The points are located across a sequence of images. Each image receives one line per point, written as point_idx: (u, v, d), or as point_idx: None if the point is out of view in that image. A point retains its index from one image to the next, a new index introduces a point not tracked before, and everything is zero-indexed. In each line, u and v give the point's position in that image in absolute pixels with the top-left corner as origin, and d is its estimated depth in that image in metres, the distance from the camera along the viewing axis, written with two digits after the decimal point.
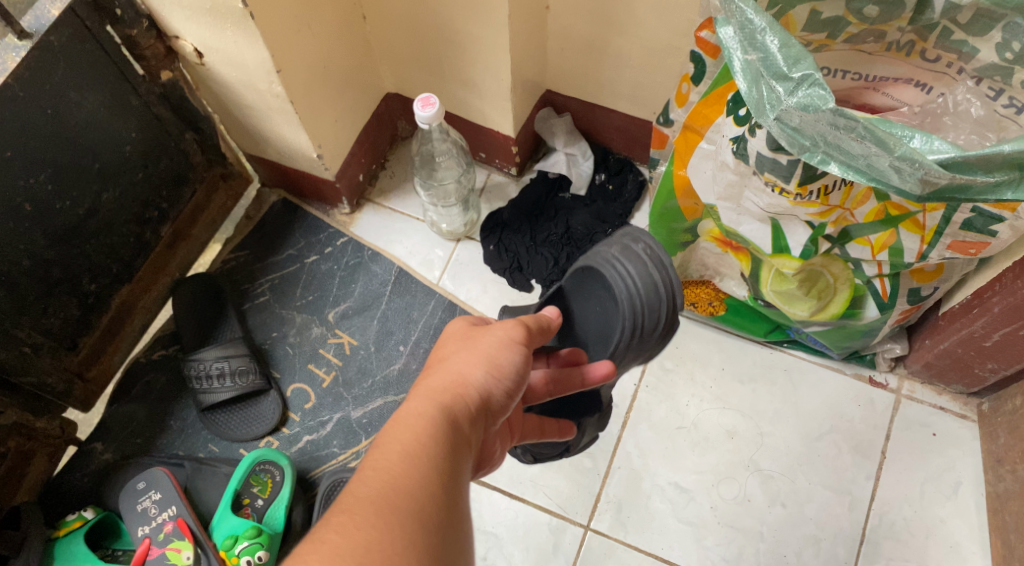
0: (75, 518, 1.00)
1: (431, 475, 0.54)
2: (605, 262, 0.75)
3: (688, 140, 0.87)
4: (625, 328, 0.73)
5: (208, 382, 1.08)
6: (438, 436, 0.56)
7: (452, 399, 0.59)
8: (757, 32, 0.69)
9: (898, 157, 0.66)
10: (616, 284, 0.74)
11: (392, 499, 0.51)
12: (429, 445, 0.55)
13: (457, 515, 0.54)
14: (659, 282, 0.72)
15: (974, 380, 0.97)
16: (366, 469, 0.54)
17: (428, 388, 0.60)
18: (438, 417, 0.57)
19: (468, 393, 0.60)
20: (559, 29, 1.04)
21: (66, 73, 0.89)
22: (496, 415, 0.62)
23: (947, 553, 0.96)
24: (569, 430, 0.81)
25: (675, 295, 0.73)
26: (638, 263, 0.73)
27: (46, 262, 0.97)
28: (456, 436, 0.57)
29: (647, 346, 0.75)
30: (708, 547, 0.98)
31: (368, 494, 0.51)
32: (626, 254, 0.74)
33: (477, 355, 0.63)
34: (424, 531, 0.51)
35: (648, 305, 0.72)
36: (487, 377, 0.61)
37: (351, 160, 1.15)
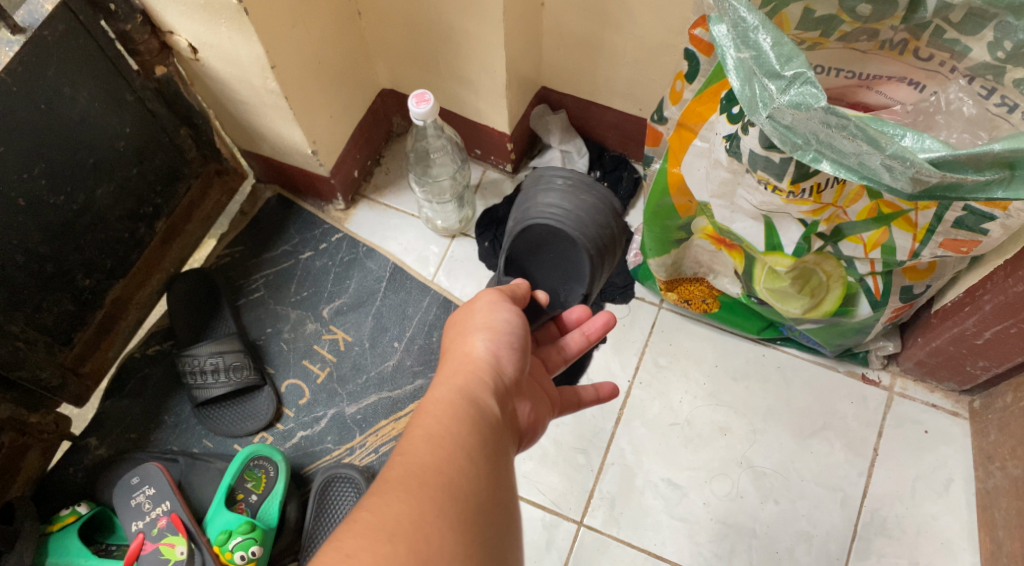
0: (68, 513, 1.00)
1: (456, 449, 0.55)
2: (540, 215, 0.93)
3: (682, 137, 0.87)
4: (592, 250, 0.91)
5: (202, 377, 1.08)
6: (457, 411, 0.58)
7: (462, 375, 0.61)
8: (749, 30, 0.70)
9: (890, 155, 0.66)
10: (562, 222, 0.92)
11: (420, 474, 0.52)
12: (450, 422, 0.56)
13: (488, 480, 0.55)
14: (596, 207, 0.93)
15: (966, 377, 0.98)
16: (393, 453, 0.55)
17: (442, 374, 0.63)
18: (455, 397, 0.59)
19: (479, 368, 0.62)
20: (554, 26, 1.05)
21: (60, 68, 0.89)
22: (513, 382, 0.64)
23: (938, 549, 0.96)
24: (610, 392, 0.83)
25: (607, 205, 0.94)
26: (575, 200, 0.93)
27: (40, 257, 0.97)
28: (476, 409, 0.58)
29: (612, 254, 0.93)
30: (701, 543, 0.99)
31: (398, 472, 0.53)
32: (559, 199, 0.93)
33: (473, 330, 0.66)
34: (456, 497, 0.52)
35: (599, 225, 0.93)
36: (492, 346, 0.64)
37: (345, 156, 1.15)
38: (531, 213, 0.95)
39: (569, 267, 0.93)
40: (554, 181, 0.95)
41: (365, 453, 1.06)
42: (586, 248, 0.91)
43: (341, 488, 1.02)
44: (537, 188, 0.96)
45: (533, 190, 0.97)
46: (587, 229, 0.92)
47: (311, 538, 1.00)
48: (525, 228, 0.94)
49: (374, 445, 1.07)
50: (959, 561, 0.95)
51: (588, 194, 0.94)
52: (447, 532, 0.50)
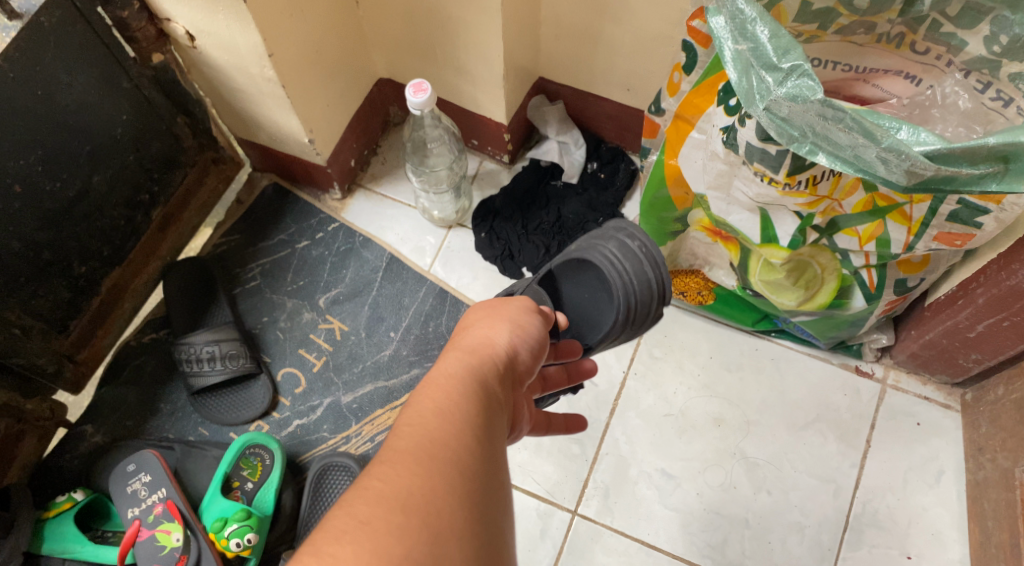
0: (64, 500, 1.00)
1: (465, 426, 0.54)
2: (601, 249, 0.84)
3: (678, 129, 0.87)
4: (621, 313, 0.81)
5: (198, 365, 1.08)
6: (468, 389, 0.57)
7: (478, 356, 0.61)
8: (747, 22, 0.70)
9: (885, 148, 0.66)
10: (612, 270, 0.82)
11: (429, 447, 0.52)
12: (462, 399, 0.56)
13: (493, 464, 0.54)
14: (652, 277, 0.82)
15: (959, 370, 0.99)
16: (399, 425, 0.54)
17: (458, 350, 0.62)
18: (467, 375, 0.58)
19: (496, 355, 0.62)
20: (552, 16, 1.04)
21: (57, 55, 0.89)
22: (520, 379, 0.64)
23: (928, 540, 0.97)
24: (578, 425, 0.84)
25: (663, 287, 0.83)
26: (634, 254, 0.83)
27: (36, 244, 0.97)
28: (486, 393, 0.58)
29: (637, 328, 0.85)
30: (693, 532, 1.00)
31: (407, 444, 0.52)
32: (621, 248, 0.83)
33: (501, 320, 0.65)
34: (463, 475, 0.51)
35: (643, 295, 0.82)
36: (513, 338, 0.64)
37: (342, 145, 1.15)
38: (587, 246, 0.85)
39: (592, 314, 0.84)
40: (630, 232, 0.85)
41: (361, 442, 1.07)
42: (619, 307, 0.81)
43: (336, 476, 1.02)
44: (607, 233, 0.86)
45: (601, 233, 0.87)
46: (631, 290, 0.82)
47: (306, 526, 1.01)
48: (576, 254, 0.85)
49: (369, 434, 1.07)
50: (949, 552, 0.96)
51: (652, 255, 0.83)
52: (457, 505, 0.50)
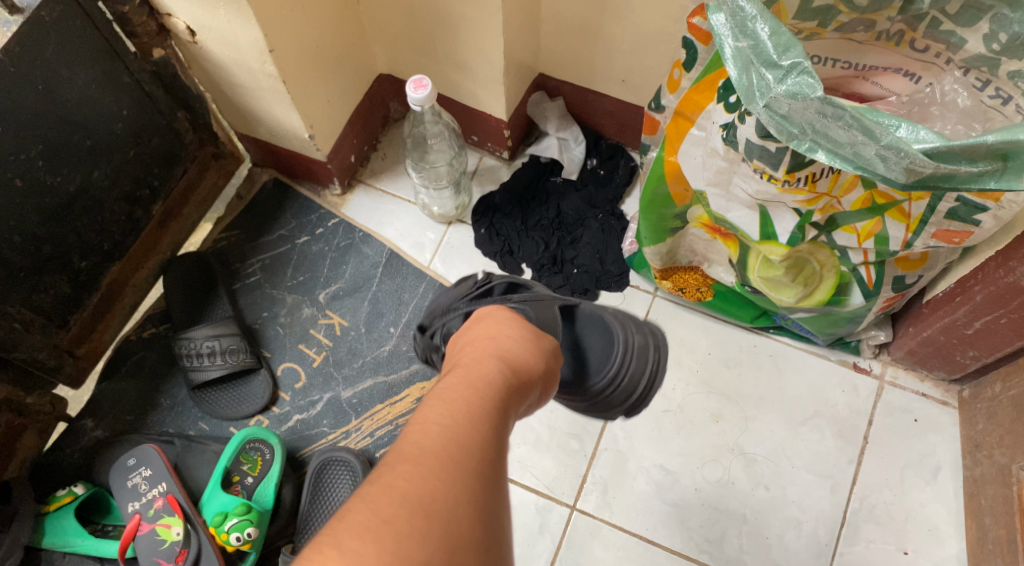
0: (65, 493, 1.00)
1: (486, 436, 0.59)
2: (632, 328, 0.84)
3: (678, 126, 0.87)
4: (601, 384, 0.80)
5: (198, 360, 1.08)
6: (500, 398, 0.62)
7: (519, 370, 0.66)
8: (747, 20, 0.70)
9: (885, 145, 0.66)
10: (612, 360, 0.81)
11: (453, 453, 0.56)
12: (493, 408, 0.61)
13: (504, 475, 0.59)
14: (643, 374, 0.82)
15: (956, 366, 0.99)
16: (424, 427, 0.58)
17: (505, 354, 0.67)
18: (501, 381, 0.64)
19: (533, 374, 0.67)
20: (552, 12, 1.04)
21: (58, 49, 0.89)
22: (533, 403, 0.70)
23: (925, 536, 0.98)
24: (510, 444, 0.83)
25: (643, 403, 0.84)
26: (646, 359, 0.82)
27: (36, 239, 0.97)
28: (506, 410, 0.63)
29: (604, 410, 0.84)
30: (691, 528, 1.00)
31: (431, 450, 0.56)
32: (625, 348, 0.82)
33: (548, 350, 0.71)
34: (479, 483, 0.56)
35: (629, 385, 0.81)
36: (550, 369, 0.69)
37: (342, 141, 1.15)
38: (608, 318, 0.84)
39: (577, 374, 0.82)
40: (644, 334, 0.84)
41: (360, 437, 1.07)
42: (604, 378, 0.80)
43: (336, 471, 1.03)
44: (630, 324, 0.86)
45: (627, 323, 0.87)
46: (618, 389, 0.81)
47: (306, 520, 1.01)
48: (609, 313, 0.84)
49: (369, 429, 1.08)
50: (946, 548, 0.97)
51: (652, 375, 0.83)
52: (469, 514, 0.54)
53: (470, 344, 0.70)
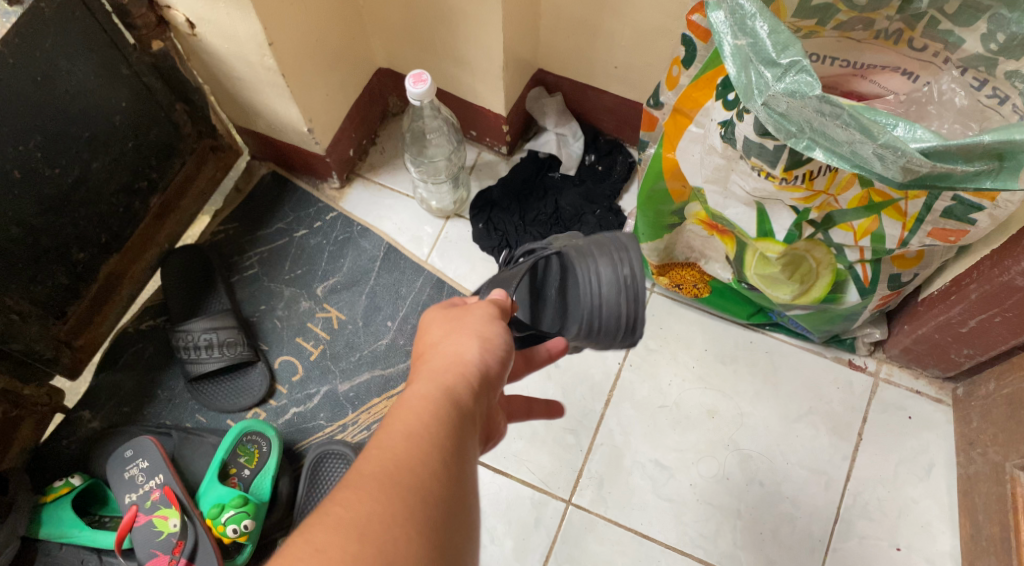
0: (62, 484, 1.00)
1: (423, 457, 0.52)
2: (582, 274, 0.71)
3: (677, 123, 0.88)
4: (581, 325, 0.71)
5: (196, 352, 1.09)
6: (437, 413, 0.55)
7: (451, 378, 0.58)
8: (747, 17, 0.70)
9: (882, 144, 0.67)
10: (585, 290, 0.70)
11: (394, 475, 0.51)
12: (429, 420, 0.54)
13: (460, 489, 0.53)
14: (623, 316, 0.70)
15: (950, 364, 1.00)
16: (421, 455, 0.52)
17: (427, 369, 0.59)
18: (435, 394, 0.56)
19: (466, 370, 0.59)
20: (552, 8, 1.04)
21: (57, 40, 0.89)
22: (496, 390, 0.61)
23: (918, 532, 0.99)
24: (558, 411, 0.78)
25: (631, 314, 0.70)
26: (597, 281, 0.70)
27: (35, 230, 0.97)
28: (451, 419, 0.55)
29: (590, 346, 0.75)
30: (686, 523, 1.01)
31: (439, 482, 0.52)
32: (607, 272, 0.70)
33: (468, 334, 0.62)
34: (427, 505, 0.50)
35: (609, 328, 0.70)
36: (481, 350, 0.60)
37: (342, 134, 1.16)
38: (583, 250, 0.73)
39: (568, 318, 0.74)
40: (630, 256, 0.70)
41: (357, 430, 1.08)
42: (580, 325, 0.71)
43: (333, 464, 1.03)
44: (612, 243, 0.72)
45: (609, 240, 0.73)
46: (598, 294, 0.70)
47: (303, 514, 1.02)
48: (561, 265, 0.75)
49: (367, 422, 1.08)
50: (938, 544, 0.98)
51: (642, 297, 0.70)
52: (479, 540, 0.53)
53: (453, 361, 0.59)
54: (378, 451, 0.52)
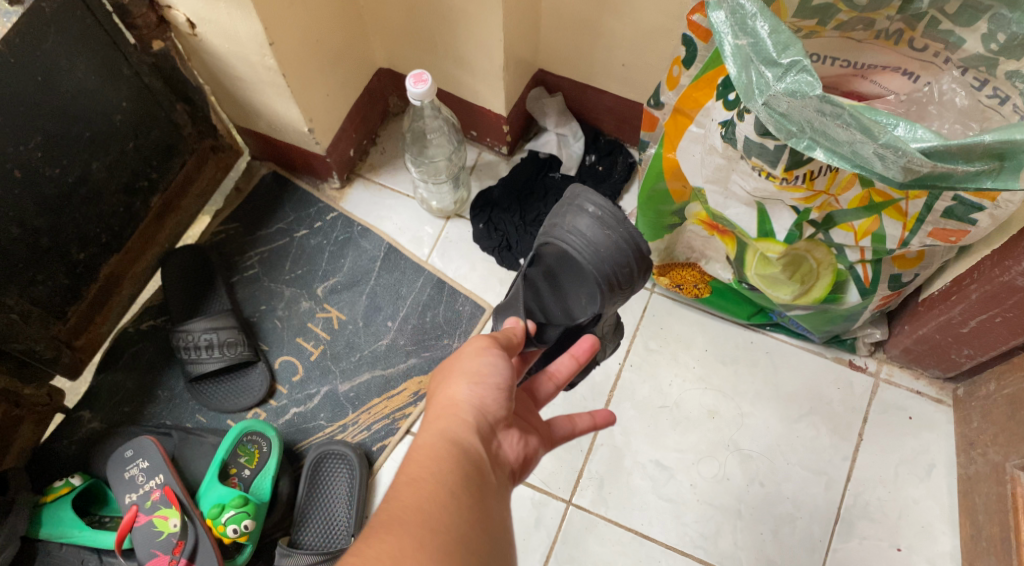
0: (63, 484, 1.00)
1: (424, 498, 0.55)
2: (564, 235, 0.76)
3: (677, 123, 0.88)
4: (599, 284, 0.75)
5: (196, 352, 1.08)
6: (437, 456, 0.58)
7: (446, 422, 0.60)
8: (748, 17, 0.70)
9: (883, 144, 0.67)
10: (577, 247, 0.75)
11: (399, 518, 0.54)
12: (429, 463, 0.57)
13: (467, 521, 0.55)
14: (620, 240, 0.73)
15: (951, 364, 1.00)
16: (427, 496, 0.55)
17: (428, 418, 0.63)
18: (434, 440, 0.59)
19: (461, 411, 0.61)
20: (552, 8, 1.05)
21: (57, 40, 0.89)
22: (500, 420, 0.63)
23: (918, 533, 0.99)
24: (608, 418, 0.75)
25: (632, 243, 0.74)
26: (577, 237, 0.75)
27: (35, 230, 0.97)
28: (450, 458, 0.58)
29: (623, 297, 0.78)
30: (686, 523, 1.01)
31: (450, 516, 0.55)
32: (581, 219, 0.75)
33: (457, 373, 0.64)
34: (434, 538, 0.53)
35: (617, 261, 0.73)
36: (472, 389, 0.62)
37: (343, 134, 1.16)
38: (550, 227, 0.79)
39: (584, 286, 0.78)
40: (585, 198, 0.76)
41: (357, 430, 1.07)
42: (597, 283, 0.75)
43: (333, 465, 1.04)
44: (565, 203, 0.78)
45: (563, 204, 0.79)
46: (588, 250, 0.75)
47: (303, 515, 1.02)
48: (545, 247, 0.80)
49: (366, 422, 1.08)
50: (939, 544, 0.98)
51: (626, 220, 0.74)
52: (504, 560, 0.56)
53: (446, 405, 0.62)
54: (386, 503, 0.55)
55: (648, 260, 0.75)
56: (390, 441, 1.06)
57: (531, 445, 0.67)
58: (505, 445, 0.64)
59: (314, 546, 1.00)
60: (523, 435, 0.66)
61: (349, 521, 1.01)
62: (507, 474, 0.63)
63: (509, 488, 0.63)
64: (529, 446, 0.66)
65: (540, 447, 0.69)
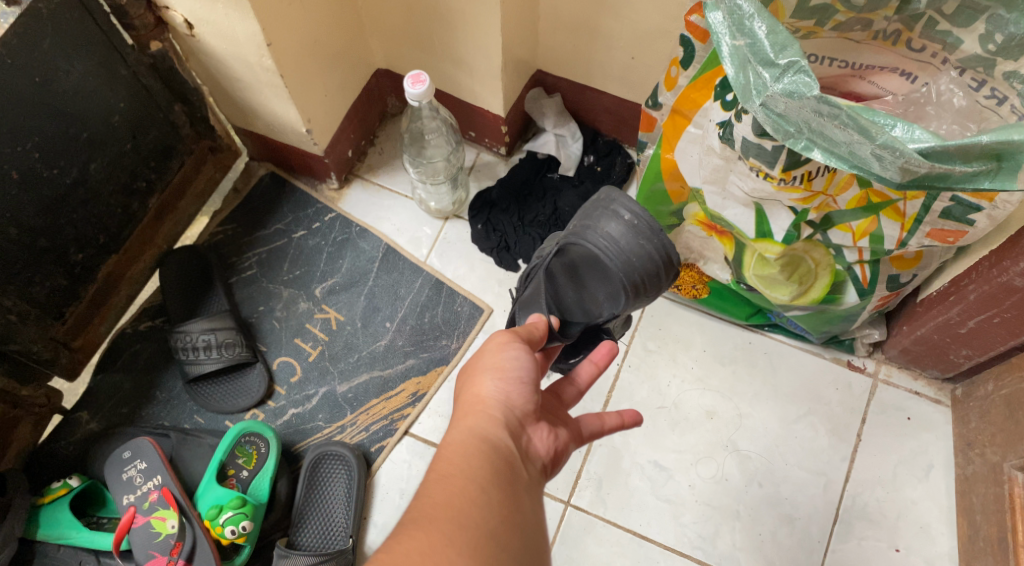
0: (60, 486, 1.00)
1: (456, 493, 0.55)
2: (594, 235, 0.77)
3: (675, 124, 0.88)
4: (624, 288, 0.75)
5: (194, 353, 1.08)
6: (468, 453, 0.57)
7: (475, 418, 0.60)
8: (745, 18, 0.70)
9: (880, 144, 0.67)
10: (608, 253, 0.76)
11: (432, 514, 0.53)
12: (459, 459, 0.57)
13: (499, 515, 0.55)
14: (653, 251, 0.74)
15: (949, 365, 0.99)
16: (457, 492, 0.55)
17: (454, 417, 0.62)
18: (463, 437, 0.58)
19: (488, 407, 0.60)
20: (551, 9, 1.04)
21: (55, 41, 0.89)
22: (528, 416, 0.62)
23: (917, 533, 0.99)
24: (635, 417, 0.72)
25: (662, 252, 0.74)
26: (608, 239, 0.76)
27: (33, 232, 0.97)
28: (481, 454, 0.57)
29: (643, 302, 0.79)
30: (685, 524, 1.01)
31: (481, 511, 0.54)
32: (616, 227, 0.75)
33: (481, 370, 0.63)
34: (466, 533, 0.53)
35: (647, 270, 0.74)
36: (498, 385, 0.62)
37: (341, 135, 1.16)
38: (583, 228, 0.78)
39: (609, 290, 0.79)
40: (621, 204, 0.76)
41: (355, 431, 1.07)
42: (624, 287, 0.75)
43: (332, 465, 1.04)
44: (599, 205, 0.78)
45: (594, 204, 0.79)
46: (617, 252, 0.75)
47: (302, 515, 1.02)
48: (574, 241, 0.79)
49: (365, 423, 1.08)
50: (937, 545, 0.98)
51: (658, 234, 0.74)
52: (535, 554, 0.56)
53: (472, 402, 0.61)
54: (417, 500, 0.55)
55: (674, 269, 0.77)
56: (389, 442, 1.06)
57: (561, 438, 0.65)
58: (535, 439, 0.62)
59: (312, 547, 1.00)
60: (553, 428, 0.65)
61: (346, 522, 1.00)
62: (538, 469, 0.61)
63: (540, 482, 0.61)
64: (560, 441, 0.64)
65: (570, 442, 0.67)
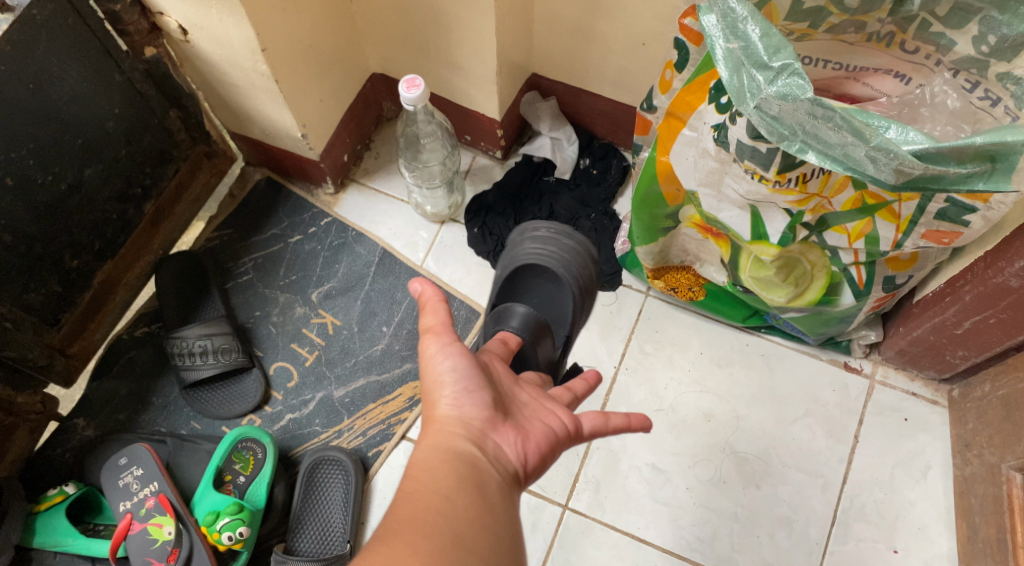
0: (57, 493, 1.00)
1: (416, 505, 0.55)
2: (530, 253, 0.92)
3: (670, 126, 0.88)
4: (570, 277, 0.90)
5: (190, 359, 1.08)
6: (423, 471, 0.57)
7: (429, 436, 0.60)
8: (739, 21, 0.71)
9: (874, 146, 0.67)
10: (545, 258, 0.91)
11: (394, 527, 0.53)
12: (416, 476, 0.57)
13: (461, 519, 0.55)
14: (576, 244, 0.93)
15: (945, 366, 0.99)
16: (420, 504, 0.55)
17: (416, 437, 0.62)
18: (420, 455, 0.59)
19: (438, 423, 0.60)
20: (546, 12, 1.04)
21: (49, 48, 0.89)
22: (486, 421, 0.61)
23: (914, 534, 0.99)
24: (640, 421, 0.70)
25: (583, 245, 0.94)
26: (542, 249, 0.93)
27: (29, 238, 0.97)
28: (435, 466, 0.57)
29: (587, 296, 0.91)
30: (683, 527, 1.01)
31: (444, 520, 0.54)
32: (539, 239, 0.93)
33: (428, 388, 0.63)
34: (429, 543, 0.53)
35: (579, 259, 0.92)
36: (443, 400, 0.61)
37: (336, 140, 1.16)
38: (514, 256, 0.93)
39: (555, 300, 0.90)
40: (536, 228, 0.95)
41: (352, 436, 1.07)
42: (570, 276, 0.90)
43: (329, 470, 1.03)
44: (520, 237, 0.96)
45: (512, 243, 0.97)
46: (552, 254, 0.92)
47: (299, 521, 1.01)
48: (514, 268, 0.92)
49: (361, 428, 1.07)
50: (936, 546, 0.98)
51: (572, 233, 0.94)
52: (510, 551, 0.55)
53: (429, 422, 0.61)
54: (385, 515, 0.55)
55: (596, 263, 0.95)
56: (385, 447, 1.06)
57: (535, 438, 0.63)
58: (500, 444, 0.61)
59: (310, 552, 0.99)
60: (523, 430, 0.63)
61: (344, 526, 1.00)
62: (511, 473, 0.60)
63: (517, 489, 0.61)
64: (531, 442, 0.63)
65: (551, 438, 0.64)
